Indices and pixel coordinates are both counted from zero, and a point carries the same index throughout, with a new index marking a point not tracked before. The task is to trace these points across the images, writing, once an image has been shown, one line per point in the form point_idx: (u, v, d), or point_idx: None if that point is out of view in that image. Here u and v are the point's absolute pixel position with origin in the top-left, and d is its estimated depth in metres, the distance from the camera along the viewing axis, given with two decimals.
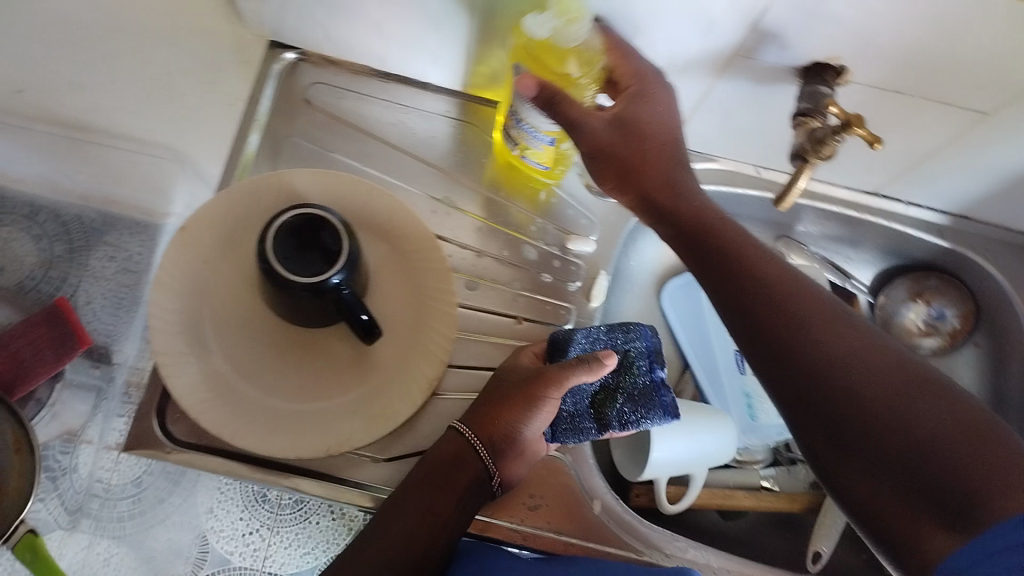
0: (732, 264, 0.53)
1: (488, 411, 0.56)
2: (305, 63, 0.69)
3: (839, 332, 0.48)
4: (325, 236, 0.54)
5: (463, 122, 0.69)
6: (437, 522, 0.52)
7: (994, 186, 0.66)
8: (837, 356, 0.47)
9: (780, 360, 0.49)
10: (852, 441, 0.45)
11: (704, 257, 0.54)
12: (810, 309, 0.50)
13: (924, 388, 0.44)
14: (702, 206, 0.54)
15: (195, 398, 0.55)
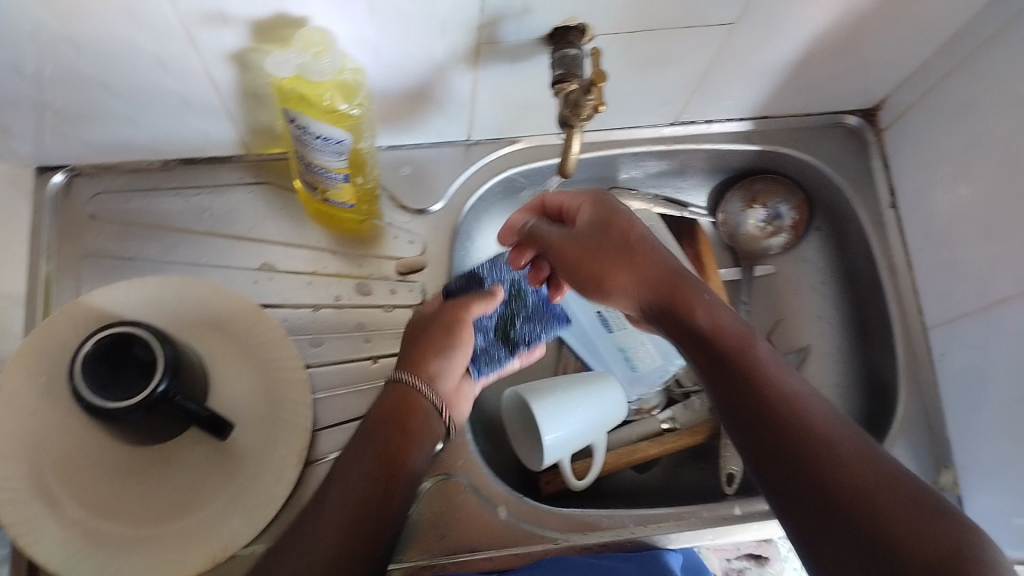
0: (725, 356, 0.48)
1: (417, 352, 0.59)
2: (80, 177, 0.66)
3: (817, 400, 0.45)
4: (138, 350, 0.52)
5: (261, 184, 0.68)
6: (388, 476, 0.52)
7: (777, 80, 0.70)
8: (823, 429, 0.43)
9: (736, 416, 0.47)
10: (742, 415, 0.46)
11: (716, 361, 0.48)
12: (777, 409, 0.45)
13: (896, 493, 0.40)
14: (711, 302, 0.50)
15: (65, 556, 0.52)
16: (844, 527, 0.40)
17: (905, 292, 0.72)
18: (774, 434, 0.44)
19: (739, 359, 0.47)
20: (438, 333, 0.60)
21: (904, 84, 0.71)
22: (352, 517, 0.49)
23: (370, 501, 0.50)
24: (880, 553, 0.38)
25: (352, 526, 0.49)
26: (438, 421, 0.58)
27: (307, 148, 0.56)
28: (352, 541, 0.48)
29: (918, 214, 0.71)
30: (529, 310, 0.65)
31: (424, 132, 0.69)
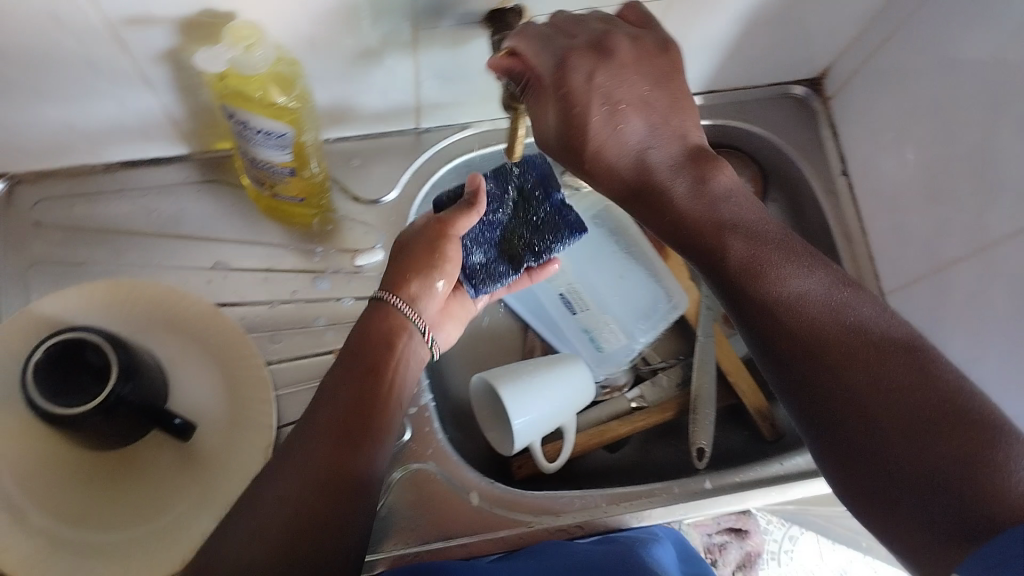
0: (764, 304, 0.47)
1: (401, 272, 0.57)
2: (21, 184, 0.64)
3: (809, 283, 0.47)
4: (90, 354, 0.51)
5: (209, 183, 0.67)
6: (321, 483, 0.46)
7: (722, 54, 0.70)
8: (835, 336, 0.45)
9: (760, 325, 0.47)
10: (754, 310, 0.48)
11: (721, 272, 0.49)
12: (835, 346, 0.45)
13: (928, 380, 0.42)
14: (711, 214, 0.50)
15: (31, 564, 0.51)
16: (868, 448, 0.42)
17: (861, 258, 0.73)
18: (796, 363, 0.46)
19: (748, 274, 0.48)
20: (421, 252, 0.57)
21: (848, 52, 0.72)
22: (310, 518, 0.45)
23: (306, 504, 0.45)
24: (903, 457, 0.41)
25: (308, 525, 0.45)
26: (421, 343, 0.57)
27: (247, 141, 0.55)
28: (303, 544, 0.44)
29: (869, 181, 0.72)
30: (536, 221, 0.63)
31: (372, 122, 0.68)
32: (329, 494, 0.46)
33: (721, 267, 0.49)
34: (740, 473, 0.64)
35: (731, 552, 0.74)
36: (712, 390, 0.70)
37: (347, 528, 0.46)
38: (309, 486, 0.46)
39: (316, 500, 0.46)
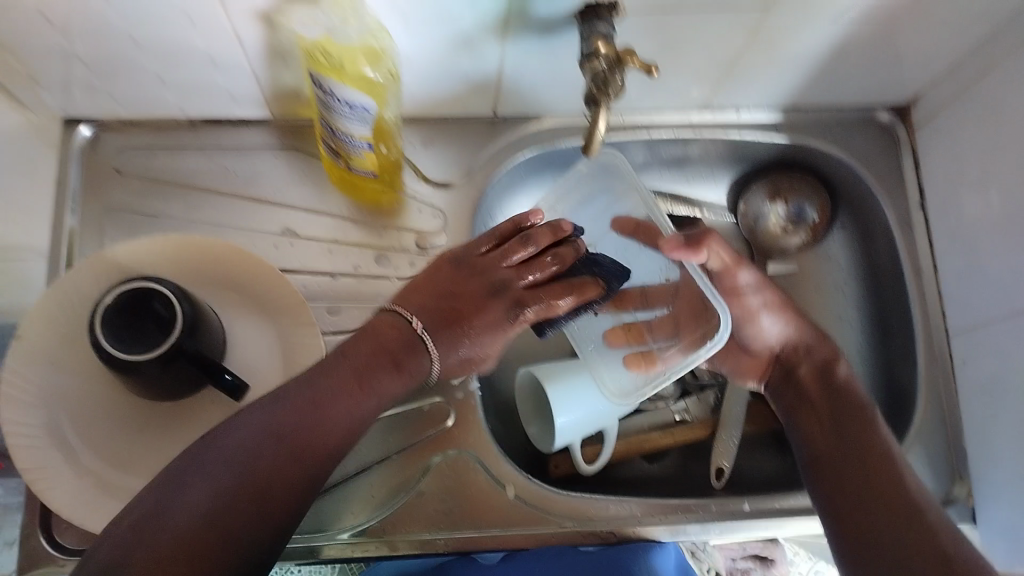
0: (851, 459, 0.55)
1: (414, 291, 0.57)
2: (107, 132, 0.67)
3: (858, 446, 0.55)
4: (157, 306, 0.52)
5: (286, 148, 0.68)
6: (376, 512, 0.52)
7: (809, 70, 0.68)
8: (867, 438, 0.56)
9: (842, 456, 0.55)
10: (832, 465, 0.55)
11: (832, 393, 0.60)
12: (873, 489, 0.52)
13: (942, 543, 0.48)
14: (837, 389, 0.60)
15: (80, 507, 0.52)
16: None
17: (928, 297, 0.71)
18: (857, 509, 0.52)
19: (837, 405, 0.59)
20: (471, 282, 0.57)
21: (940, 82, 0.70)
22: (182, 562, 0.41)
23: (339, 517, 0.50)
24: None
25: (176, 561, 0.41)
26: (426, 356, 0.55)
27: (331, 111, 0.56)
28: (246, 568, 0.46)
29: (948, 218, 0.70)
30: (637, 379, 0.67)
31: (449, 104, 0.69)
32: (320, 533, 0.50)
33: (809, 400, 0.60)
34: (779, 498, 0.62)
35: None
36: (739, 413, 0.70)
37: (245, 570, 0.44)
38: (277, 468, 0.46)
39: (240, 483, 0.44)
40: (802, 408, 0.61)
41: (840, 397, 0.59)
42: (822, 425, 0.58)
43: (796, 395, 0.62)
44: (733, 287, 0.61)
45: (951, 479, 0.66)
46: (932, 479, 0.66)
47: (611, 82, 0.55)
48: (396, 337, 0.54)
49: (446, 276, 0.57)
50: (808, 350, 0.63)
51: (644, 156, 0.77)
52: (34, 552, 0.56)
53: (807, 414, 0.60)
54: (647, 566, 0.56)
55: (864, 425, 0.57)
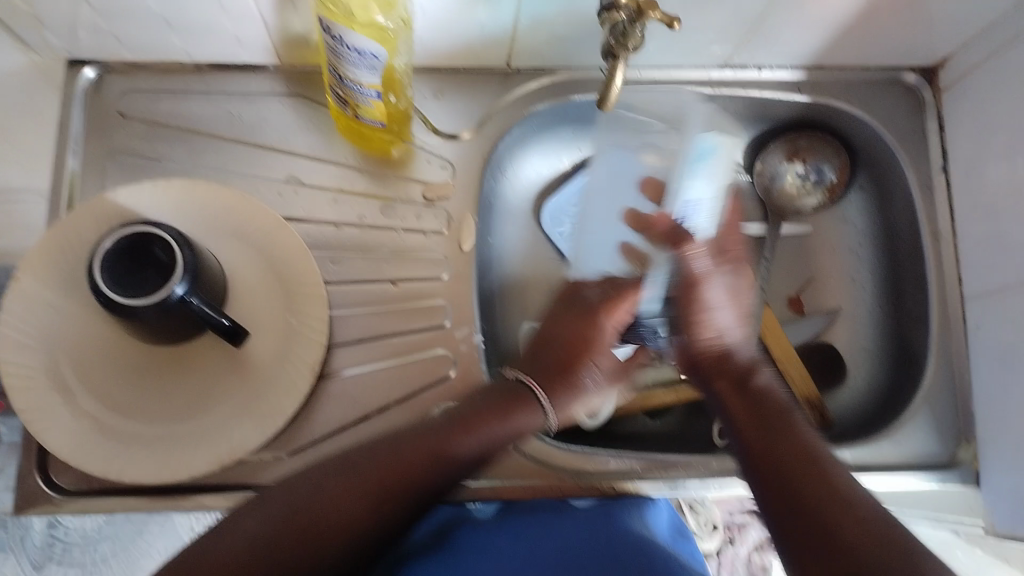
0: (782, 456, 0.50)
1: (529, 361, 0.61)
2: (110, 74, 0.66)
3: (793, 442, 0.51)
4: (158, 251, 0.52)
5: (292, 95, 0.67)
6: (386, 491, 0.51)
7: (833, 28, 0.66)
8: (798, 437, 0.52)
9: (773, 452, 0.51)
10: (766, 463, 0.51)
11: (747, 397, 0.56)
12: (808, 485, 0.48)
13: (884, 535, 0.44)
14: (756, 392, 0.56)
15: (75, 447, 0.53)
16: None
17: (946, 265, 0.69)
18: (794, 507, 0.47)
19: (767, 408, 0.55)
20: (563, 326, 0.62)
21: (969, 43, 0.67)
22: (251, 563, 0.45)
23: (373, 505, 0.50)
24: None
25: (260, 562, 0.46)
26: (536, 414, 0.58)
27: (339, 58, 0.55)
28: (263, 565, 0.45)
29: (970, 185, 0.68)
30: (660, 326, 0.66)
31: (459, 55, 0.67)
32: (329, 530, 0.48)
33: (731, 405, 0.56)
34: None
35: (749, 531, 0.79)
36: None
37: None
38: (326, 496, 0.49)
39: (333, 504, 0.49)
40: (724, 415, 0.56)
41: (761, 403, 0.55)
42: (751, 429, 0.53)
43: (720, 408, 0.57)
44: None
45: (956, 442, 0.65)
46: (938, 447, 0.65)
47: (630, 34, 0.53)
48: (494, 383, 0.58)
49: (550, 324, 0.63)
50: (732, 355, 0.59)
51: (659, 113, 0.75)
52: (31, 490, 0.56)
53: (728, 419, 0.55)
54: (635, 524, 0.55)
55: (791, 426, 0.53)
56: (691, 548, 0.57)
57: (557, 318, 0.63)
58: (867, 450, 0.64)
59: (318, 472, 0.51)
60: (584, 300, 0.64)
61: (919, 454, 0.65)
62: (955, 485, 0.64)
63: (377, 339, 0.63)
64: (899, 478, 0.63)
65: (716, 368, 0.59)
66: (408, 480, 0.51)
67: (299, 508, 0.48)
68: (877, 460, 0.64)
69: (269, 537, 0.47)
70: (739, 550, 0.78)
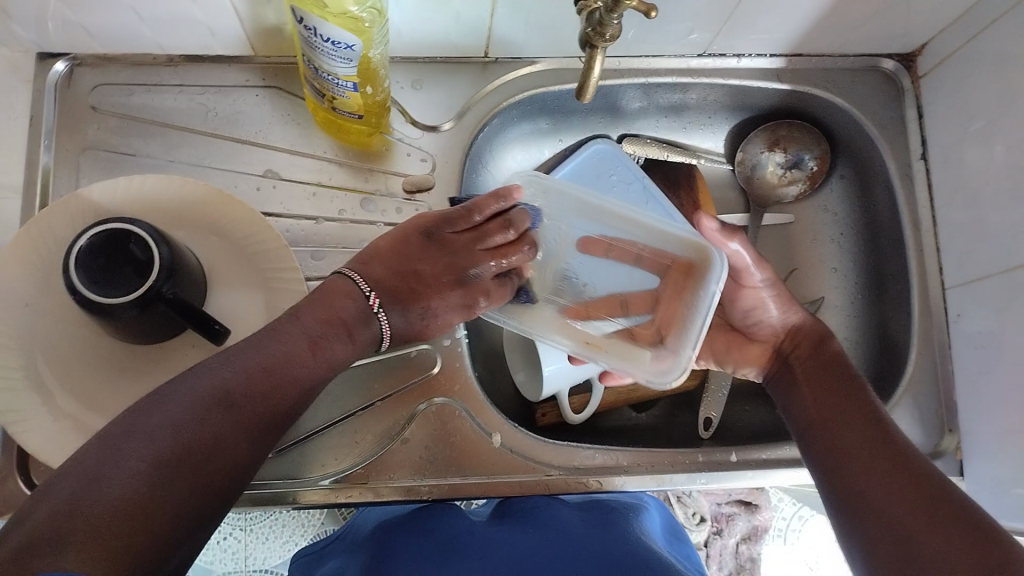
0: (837, 418, 0.52)
1: (371, 256, 0.56)
2: (81, 67, 0.64)
3: (851, 402, 0.52)
4: (134, 247, 0.50)
5: (269, 88, 0.66)
6: (234, 431, 0.43)
7: (814, 14, 0.66)
8: (854, 397, 0.53)
9: (829, 415, 0.53)
10: (823, 424, 0.52)
11: (806, 365, 0.57)
12: (859, 444, 0.49)
13: (933, 491, 0.44)
14: (810, 357, 0.58)
15: (54, 448, 0.52)
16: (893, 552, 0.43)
17: (926, 250, 0.70)
18: (845, 463, 0.49)
19: (824, 369, 0.56)
20: (437, 261, 0.58)
21: (948, 30, 0.67)
22: (140, 503, 0.37)
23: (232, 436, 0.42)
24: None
25: (148, 499, 0.38)
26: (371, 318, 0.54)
27: (314, 48, 0.54)
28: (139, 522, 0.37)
29: (949, 171, 0.68)
30: None
31: (438, 44, 0.66)
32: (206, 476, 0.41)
33: (793, 372, 0.58)
34: (767, 449, 0.62)
35: (738, 523, 0.76)
36: None
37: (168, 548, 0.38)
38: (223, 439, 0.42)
39: (215, 441, 0.42)
40: (784, 386, 0.58)
41: (830, 367, 0.56)
42: (814, 392, 0.55)
43: (791, 374, 0.58)
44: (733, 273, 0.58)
45: (940, 432, 0.66)
46: (920, 433, 0.66)
47: (607, 24, 0.52)
48: (350, 307, 0.52)
49: (415, 250, 0.58)
50: (807, 334, 0.59)
51: (640, 102, 0.74)
52: (11, 495, 0.55)
53: (788, 389, 0.58)
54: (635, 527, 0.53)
55: (848, 390, 0.53)
56: (687, 549, 0.57)
57: (447, 248, 0.59)
58: None
59: (189, 386, 0.43)
60: (479, 248, 0.58)
61: None
62: None
63: None
64: None
65: (783, 346, 0.60)
66: (263, 401, 0.45)
67: (184, 442, 0.40)
68: None
69: (161, 477, 0.39)
70: (727, 542, 0.76)
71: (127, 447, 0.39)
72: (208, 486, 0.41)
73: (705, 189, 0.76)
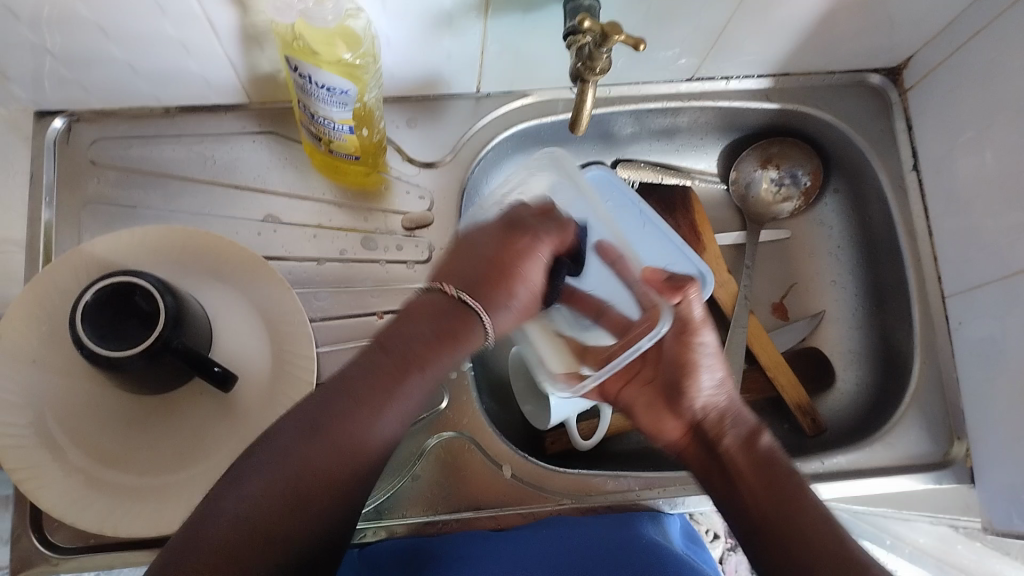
0: (782, 525, 0.50)
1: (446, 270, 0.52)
2: (80, 123, 0.65)
3: (786, 502, 0.51)
4: (139, 299, 0.51)
5: (265, 134, 0.67)
6: (330, 480, 0.44)
7: (799, 35, 0.67)
8: (789, 502, 0.50)
9: (770, 526, 0.50)
10: (767, 533, 0.50)
11: (737, 454, 0.54)
12: (813, 556, 0.47)
13: None
14: (739, 445, 0.55)
15: (68, 503, 0.52)
16: None
17: (923, 261, 0.70)
18: None
19: (757, 461, 0.53)
20: (487, 248, 0.52)
21: (931, 43, 0.68)
22: (265, 518, 0.42)
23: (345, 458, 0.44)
24: None
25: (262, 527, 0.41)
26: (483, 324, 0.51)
27: (308, 97, 0.55)
28: (248, 545, 0.41)
29: (942, 180, 0.69)
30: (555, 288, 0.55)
31: (430, 84, 0.68)
32: (306, 495, 0.43)
33: (721, 458, 0.55)
34: None
35: None
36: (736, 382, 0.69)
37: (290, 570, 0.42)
38: (312, 464, 0.43)
39: (313, 470, 0.43)
40: (712, 476, 0.55)
41: (770, 470, 0.53)
42: (757, 497, 0.52)
43: (722, 471, 0.54)
44: (683, 340, 0.56)
45: (949, 440, 0.65)
46: (928, 443, 0.65)
47: (598, 57, 0.52)
48: (432, 307, 0.50)
49: (472, 248, 0.53)
50: (729, 420, 0.56)
51: (632, 128, 0.75)
52: (27, 550, 0.55)
53: (714, 478, 0.55)
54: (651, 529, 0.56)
55: (796, 494, 0.51)
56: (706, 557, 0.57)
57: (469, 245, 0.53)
58: (859, 455, 0.65)
59: (278, 458, 0.43)
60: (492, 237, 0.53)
61: (912, 456, 0.65)
62: (949, 484, 0.64)
63: None
64: (888, 480, 0.64)
65: (698, 429, 0.57)
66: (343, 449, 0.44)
67: (290, 488, 0.43)
68: (869, 463, 0.65)
69: (255, 518, 0.41)
70: (743, 557, 0.74)
71: (229, 496, 0.42)
72: (309, 515, 0.43)
73: (701, 209, 0.77)
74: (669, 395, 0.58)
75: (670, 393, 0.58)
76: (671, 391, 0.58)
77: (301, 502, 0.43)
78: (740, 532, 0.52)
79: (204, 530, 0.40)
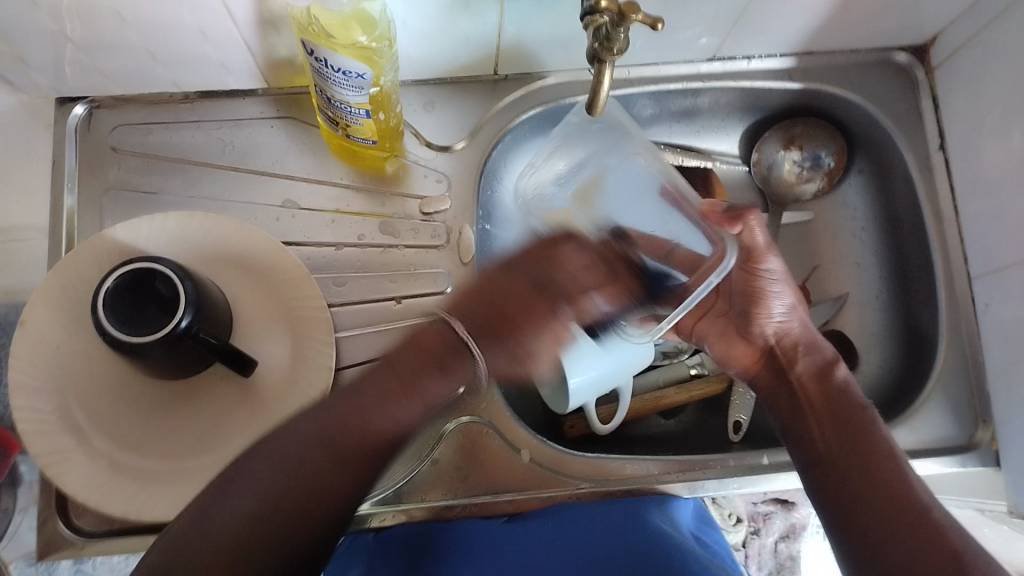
0: (847, 450, 0.53)
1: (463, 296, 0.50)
2: (100, 109, 0.65)
3: (854, 426, 0.54)
4: (159, 285, 0.51)
5: (283, 118, 0.67)
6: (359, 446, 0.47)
7: (821, 12, 0.65)
8: (855, 427, 0.54)
9: (834, 452, 0.54)
10: (829, 456, 0.54)
11: (810, 386, 0.58)
12: (872, 475, 0.51)
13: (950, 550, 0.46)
14: (812, 380, 0.58)
15: (91, 488, 0.52)
16: None
17: (949, 242, 0.69)
18: (858, 505, 0.51)
19: (829, 395, 0.57)
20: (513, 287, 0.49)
21: (958, 19, 0.67)
22: (273, 497, 0.45)
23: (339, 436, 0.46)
24: None
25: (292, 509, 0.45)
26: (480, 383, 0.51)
27: (324, 80, 0.55)
28: (258, 534, 0.44)
29: (969, 159, 0.67)
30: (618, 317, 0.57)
31: (447, 66, 0.67)
32: (321, 466, 0.46)
33: (791, 385, 0.59)
34: None
35: (776, 521, 0.72)
36: None
37: (310, 539, 0.46)
38: (328, 431, 0.46)
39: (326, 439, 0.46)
40: (779, 403, 0.59)
41: (841, 399, 0.56)
42: (823, 427, 0.55)
43: (790, 397, 0.58)
44: (752, 271, 0.59)
45: (974, 426, 0.65)
46: (954, 429, 0.65)
47: (614, 38, 0.52)
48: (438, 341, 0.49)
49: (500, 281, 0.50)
50: (803, 349, 0.60)
51: (651, 109, 0.74)
52: (53, 532, 0.56)
53: (782, 405, 0.59)
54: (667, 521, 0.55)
55: (863, 422, 0.54)
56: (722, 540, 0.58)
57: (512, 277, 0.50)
58: None
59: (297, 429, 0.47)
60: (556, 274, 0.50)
61: (938, 440, 0.64)
62: (976, 468, 0.64)
63: (386, 358, 0.62)
64: (915, 465, 0.63)
65: (768, 353, 0.61)
66: (353, 432, 0.46)
67: (295, 472, 0.46)
68: None
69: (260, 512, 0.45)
70: (766, 541, 0.72)
71: (240, 488, 0.45)
72: (315, 510, 0.46)
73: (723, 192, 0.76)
74: (740, 322, 0.61)
75: (740, 320, 0.61)
76: (742, 320, 0.61)
77: (315, 460, 0.46)
78: (800, 460, 0.56)
79: (241, 511, 0.45)
